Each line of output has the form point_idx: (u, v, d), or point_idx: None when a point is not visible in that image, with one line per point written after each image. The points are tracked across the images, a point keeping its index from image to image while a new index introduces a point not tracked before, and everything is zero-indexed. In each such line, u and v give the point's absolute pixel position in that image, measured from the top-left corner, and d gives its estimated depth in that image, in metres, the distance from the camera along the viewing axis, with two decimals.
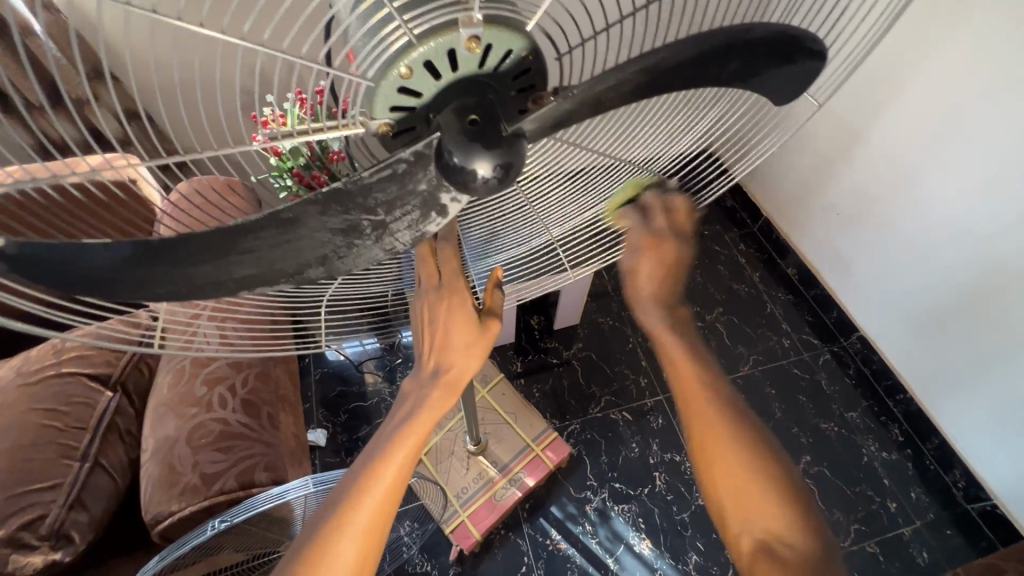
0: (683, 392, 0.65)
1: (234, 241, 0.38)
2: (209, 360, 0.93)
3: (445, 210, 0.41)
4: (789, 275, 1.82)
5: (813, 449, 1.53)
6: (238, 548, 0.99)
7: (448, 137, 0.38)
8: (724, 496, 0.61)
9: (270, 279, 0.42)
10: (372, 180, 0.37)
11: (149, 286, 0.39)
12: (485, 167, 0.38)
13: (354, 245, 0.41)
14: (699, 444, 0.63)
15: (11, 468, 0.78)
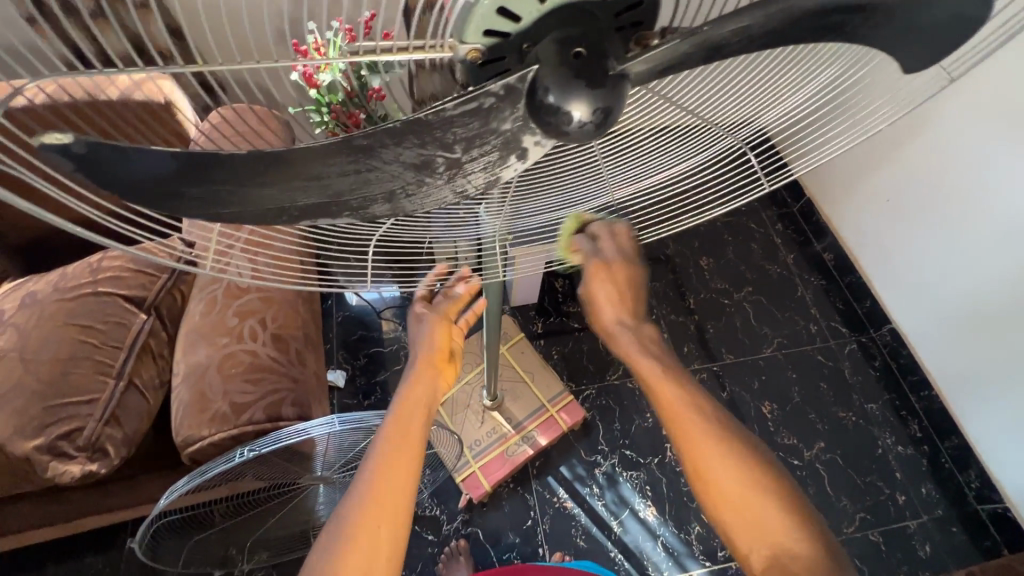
0: (663, 410, 0.60)
1: (298, 167, 0.39)
2: (241, 293, 0.92)
3: (523, 153, 0.43)
4: (825, 260, 1.76)
5: (827, 436, 1.53)
6: (260, 477, 1.02)
7: (545, 74, 0.38)
8: (725, 514, 0.55)
9: (330, 211, 0.43)
10: (455, 113, 0.37)
11: (221, 204, 0.40)
12: (581, 110, 0.39)
13: (424, 183, 0.42)
14: (687, 462, 0.58)
15: (50, 380, 0.80)
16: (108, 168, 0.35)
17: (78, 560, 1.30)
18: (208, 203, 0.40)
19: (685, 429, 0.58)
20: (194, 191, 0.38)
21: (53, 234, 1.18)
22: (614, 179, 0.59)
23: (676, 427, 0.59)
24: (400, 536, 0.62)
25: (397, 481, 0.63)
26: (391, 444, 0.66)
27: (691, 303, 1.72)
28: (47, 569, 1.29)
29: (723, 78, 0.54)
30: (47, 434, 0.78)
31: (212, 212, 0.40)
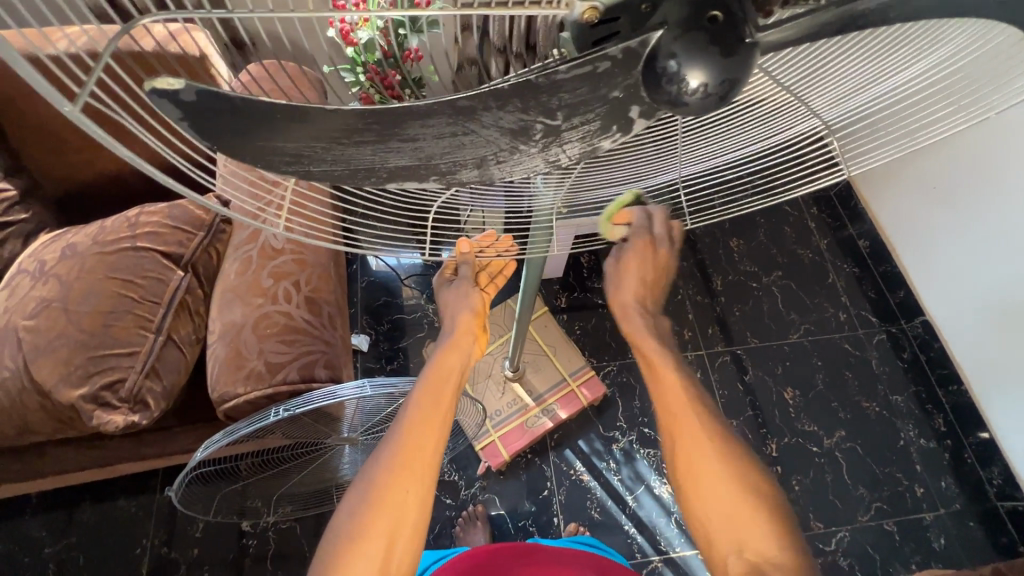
0: (666, 410, 0.69)
1: (398, 127, 0.38)
2: (276, 253, 0.92)
3: (627, 124, 0.42)
4: (860, 247, 1.72)
5: (849, 425, 1.51)
6: (289, 435, 1.04)
7: (671, 39, 0.37)
8: (711, 516, 0.63)
9: (418, 173, 0.42)
10: (567, 77, 0.37)
11: (298, 164, 0.39)
12: (700, 78, 0.38)
13: (517, 149, 0.42)
14: (684, 464, 0.66)
15: (94, 331, 0.82)
16: (179, 125, 0.34)
17: (111, 503, 1.35)
18: (293, 157, 0.39)
19: (686, 426, 0.66)
20: (263, 142, 0.37)
21: (88, 188, 1.19)
22: (690, 157, 0.58)
23: (675, 425, 0.67)
24: (427, 497, 0.64)
25: (428, 440, 0.65)
26: (424, 405, 0.68)
27: (718, 284, 1.70)
28: (82, 510, 1.34)
29: (830, 59, 0.48)
30: (91, 384, 0.80)
31: (304, 168, 0.40)
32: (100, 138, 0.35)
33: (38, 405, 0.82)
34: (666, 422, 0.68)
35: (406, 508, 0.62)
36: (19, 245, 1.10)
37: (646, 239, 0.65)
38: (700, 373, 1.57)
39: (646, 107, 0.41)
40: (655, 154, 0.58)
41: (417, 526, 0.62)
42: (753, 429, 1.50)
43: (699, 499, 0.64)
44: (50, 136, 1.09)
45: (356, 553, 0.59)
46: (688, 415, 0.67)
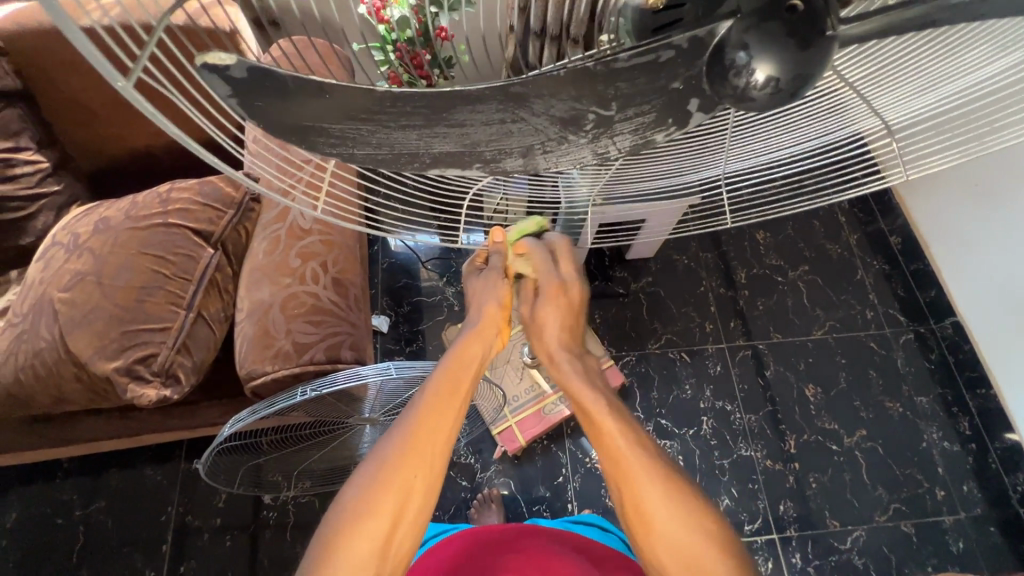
0: (605, 450, 0.67)
1: (446, 112, 0.35)
2: (305, 234, 0.92)
3: (684, 118, 0.39)
4: (890, 244, 1.68)
5: (870, 425, 1.49)
6: (313, 413, 1.05)
7: (743, 30, 0.35)
8: (663, 553, 0.64)
9: (463, 160, 0.40)
10: (626, 66, 0.35)
11: (355, 141, 0.37)
12: (768, 71, 0.35)
13: (565, 139, 0.39)
14: (630, 505, 0.66)
15: (127, 306, 0.83)
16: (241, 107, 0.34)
17: (137, 471, 1.39)
18: (337, 140, 0.37)
19: (626, 467, 0.66)
20: (311, 123, 0.36)
21: (119, 162, 1.20)
22: (736, 154, 0.55)
23: (616, 470, 0.66)
24: (434, 485, 0.65)
25: (440, 431, 0.66)
26: (440, 396, 0.67)
27: (742, 277, 1.67)
28: (111, 476, 1.39)
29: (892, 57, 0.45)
30: (125, 357, 0.81)
31: (347, 150, 0.38)
32: (156, 119, 0.34)
33: (75, 376, 0.84)
34: (609, 465, 0.67)
35: (412, 496, 0.63)
36: (53, 217, 1.11)
37: (555, 284, 0.73)
38: (720, 366, 1.56)
39: (705, 100, 0.38)
40: (700, 147, 0.56)
41: (421, 514, 0.64)
42: (772, 424, 1.49)
43: (647, 534, 0.65)
44: (85, 110, 1.10)
45: (355, 538, 0.61)
46: (632, 454, 0.66)
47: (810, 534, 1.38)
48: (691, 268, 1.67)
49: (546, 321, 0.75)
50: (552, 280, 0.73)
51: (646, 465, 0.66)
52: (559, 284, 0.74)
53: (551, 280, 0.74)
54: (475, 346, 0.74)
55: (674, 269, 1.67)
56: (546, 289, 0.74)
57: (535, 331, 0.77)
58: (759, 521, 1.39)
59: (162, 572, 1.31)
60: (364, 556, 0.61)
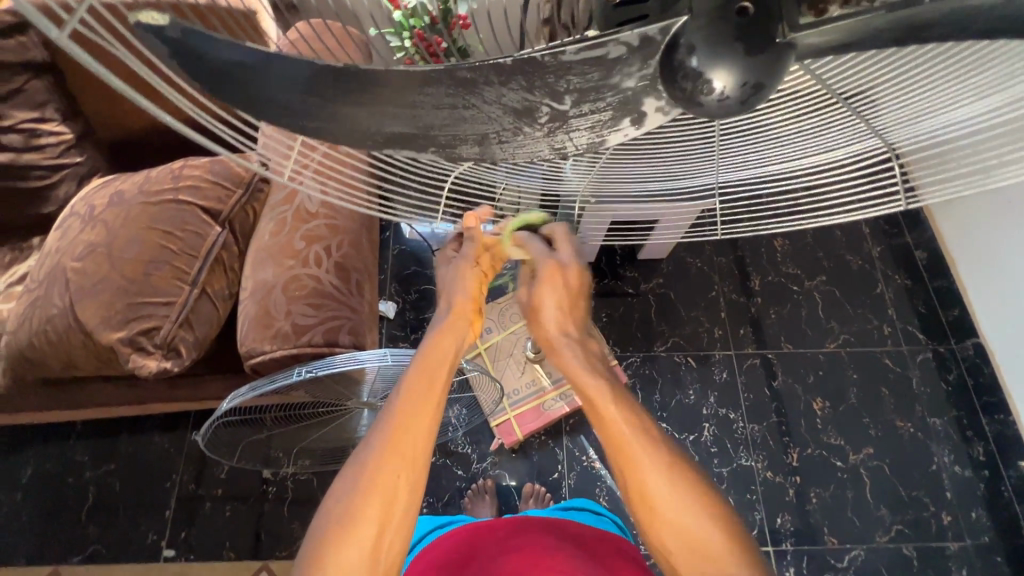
0: (611, 440, 0.62)
1: (398, 93, 0.35)
2: (310, 217, 0.93)
3: (640, 117, 0.39)
4: (914, 258, 1.63)
5: (879, 443, 1.45)
6: (311, 393, 1.07)
7: (693, 33, 0.34)
8: (670, 549, 0.61)
9: (416, 143, 0.39)
10: (573, 59, 0.34)
11: (312, 117, 0.36)
12: (724, 80, 0.34)
13: (520, 131, 0.38)
14: (638, 498, 0.61)
15: (134, 278, 0.85)
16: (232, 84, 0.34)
17: (146, 438, 1.44)
18: (283, 110, 0.36)
19: (631, 461, 0.61)
20: (274, 97, 0.35)
21: (140, 137, 1.23)
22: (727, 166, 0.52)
23: (615, 456, 0.62)
24: (420, 481, 0.62)
25: (422, 428, 0.63)
26: (416, 393, 0.63)
27: (756, 284, 1.63)
28: (121, 441, 1.44)
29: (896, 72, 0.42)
30: (129, 329, 0.83)
31: (297, 127, 0.37)
32: (101, 76, 0.30)
33: (82, 344, 0.86)
34: (613, 453, 0.63)
35: (395, 496, 0.61)
36: (75, 187, 1.15)
37: (552, 265, 0.69)
38: (726, 373, 1.53)
39: (663, 101, 0.38)
40: (695, 154, 0.54)
41: (407, 512, 0.62)
42: (775, 436, 1.46)
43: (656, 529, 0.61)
44: (108, 84, 1.12)
45: (344, 544, 0.59)
46: (628, 439, 0.62)
47: (806, 549, 1.35)
48: (704, 272, 1.64)
49: (546, 307, 0.71)
50: (546, 260, 0.69)
51: (647, 453, 0.61)
52: (557, 265, 0.69)
53: (547, 262, 0.69)
54: (450, 342, 0.69)
55: (686, 271, 1.64)
56: (543, 270, 0.69)
57: (533, 319, 0.73)
58: (755, 533, 1.37)
59: (164, 535, 1.36)
60: (355, 560, 0.59)
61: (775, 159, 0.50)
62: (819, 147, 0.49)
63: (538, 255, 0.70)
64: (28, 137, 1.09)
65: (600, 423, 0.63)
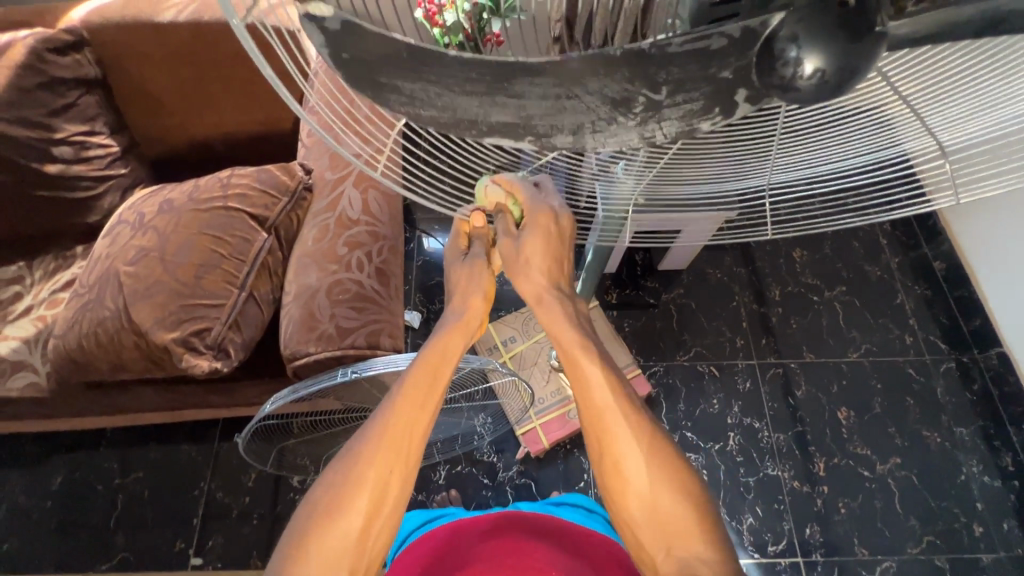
0: (591, 399, 0.59)
1: (507, 81, 0.34)
2: (352, 223, 0.96)
3: (731, 109, 0.37)
4: (934, 269, 1.64)
5: (905, 453, 1.44)
6: (342, 399, 1.09)
7: (791, 24, 0.34)
8: (640, 526, 0.56)
9: (515, 132, 0.37)
10: (679, 48, 0.33)
11: (425, 103, 0.35)
12: (817, 63, 0.34)
13: (614, 122, 0.36)
14: (609, 461, 0.57)
15: (187, 279, 0.88)
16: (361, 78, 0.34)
17: (175, 446, 1.45)
18: (407, 99, 0.35)
19: (609, 420, 0.58)
20: (387, 78, 0.34)
21: (181, 150, 1.27)
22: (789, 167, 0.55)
23: (592, 423, 0.59)
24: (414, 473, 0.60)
25: (417, 422, 0.60)
26: (417, 383, 0.62)
27: (776, 294, 1.65)
28: (150, 449, 1.45)
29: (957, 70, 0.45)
30: (182, 329, 0.86)
31: (414, 110, 0.36)
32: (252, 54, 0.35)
33: (134, 345, 0.89)
34: (590, 423, 0.59)
35: (387, 490, 0.57)
36: (118, 198, 1.19)
37: (545, 212, 0.60)
38: (750, 383, 1.53)
39: (754, 92, 0.36)
40: (748, 154, 0.55)
41: (397, 507, 0.58)
42: (801, 445, 1.46)
43: (623, 505, 0.57)
44: (154, 100, 1.17)
45: (326, 532, 0.55)
46: (610, 408, 0.58)
47: (836, 560, 1.34)
48: (725, 282, 1.66)
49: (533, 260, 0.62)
50: (541, 206, 0.60)
51: (625, 419, 0.58)
52: (549, 212, 0.61)
53: (541, 208, 0.61)
54: (456, 341, 0.68)
55: (707, 282, 1.66)
56: (534, 218, 0.60)
57: (518, 273, 0.62)
58: (783, 543, 1.35)
59: (191, 543, 1.36)
60: (337, 553, 0.55)
61: (833, 157, 0.53)
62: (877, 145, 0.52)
63: (528, 202, 0.61)
64: (77, 150, 1.13)
65: (584, 388, 0.59)
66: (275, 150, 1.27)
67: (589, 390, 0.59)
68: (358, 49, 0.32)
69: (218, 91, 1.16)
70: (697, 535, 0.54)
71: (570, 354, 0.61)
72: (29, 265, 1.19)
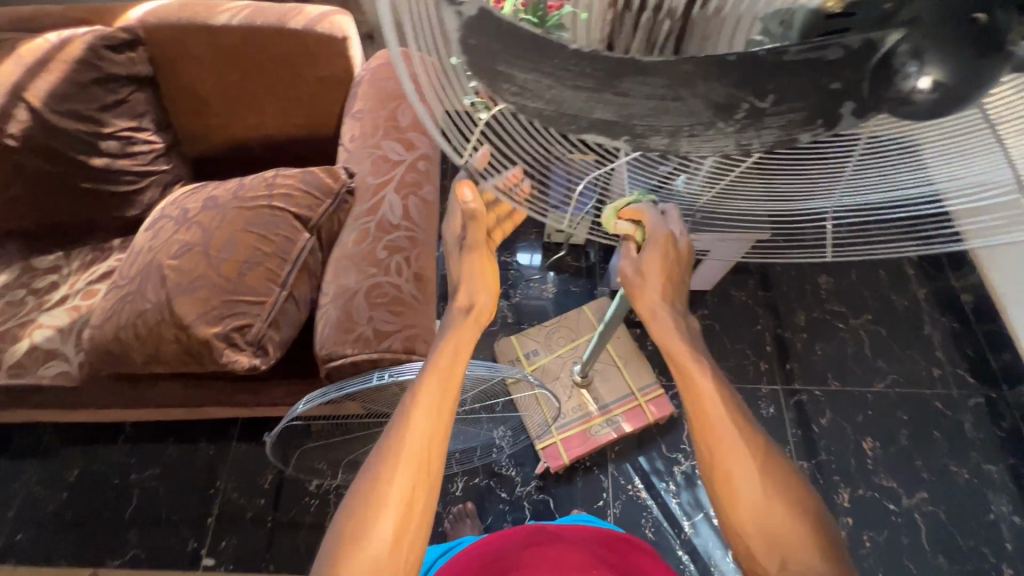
0: (701, 413, 0.62)
1: (616, 78, 0.34)
2: (392, 228, 0.97)
3: (834, 121, 0.37)
4: (961, 301, 1.63)
5: (932, 488, 1.41)
6: (364, 404, 1.07)
7: (915, 38, 0.33)
8: (752, 539, 0.57)
9: (614, 132, 0.37)
10: (796, 58, 0.32)
11: (533, 96, 0.36)
12: (935, 77, 0.34)
13: (714, 127, 0.36)
14: (719, 473, 0.59)
15: (231, 274, 0.89)
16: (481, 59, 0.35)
17: (192, 444, 1.45)
18: (519, 90, 0.36)
19: (721, 435, 0.60)
20: (505, 68, 0.35)
21: (220, 150, 1.29)
22: (838, 195, 0.53)
23: (699, 431, 0.62)
24: (437, 483, 0.59)
25: (436, 427, 0.60)
26: (431, 396, 0.61)
27: (800, 320, 1.63)
28: (167, 445, 1.45)
29: None
30: (224, 324, 0.87)
31: (523, 102, 0.37)
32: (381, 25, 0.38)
33: (174, 337, 0.89)
34: (698, 429, 0.62)
35: (413, 507, 0.57)
36: (158, 194, 1.21)
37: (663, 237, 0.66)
38: (774, 408, 1.51)
39: (862, 105, 0.36)
40: (815, 176, 0.54)
41: (424, 521, 0.57)
42: (824, 474, 1.43)
43: (727, 512, 0.58)
44: (198, 99, 1.20)
45: (357, 550, 0.54)
46: (728, 429, 0.60)
47: None
48: (749, 304, 1.65)
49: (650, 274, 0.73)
50: (663, 232, 0.66)
51: (737, 432, 0.60)
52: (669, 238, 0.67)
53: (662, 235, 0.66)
54: (463, 352, 0.68)
55: (731, 303, 1.66)
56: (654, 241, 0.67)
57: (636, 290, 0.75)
58: None
59: (204, 544, 1.35)
60: (370, 571, 0.54)
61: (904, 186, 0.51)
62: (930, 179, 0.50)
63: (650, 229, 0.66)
64: (124, 144, 1.15)
65: (696, 405, 0.63)
66: (313, 154, 1.28)
67: (703, 400, 0.62)
68: (484, 33, 0.33)
69: (264, 94, 1.18)
70: (808, 545, 0.55)
71: (680, 362, 0.67)
72: (67, 256, 1.21)
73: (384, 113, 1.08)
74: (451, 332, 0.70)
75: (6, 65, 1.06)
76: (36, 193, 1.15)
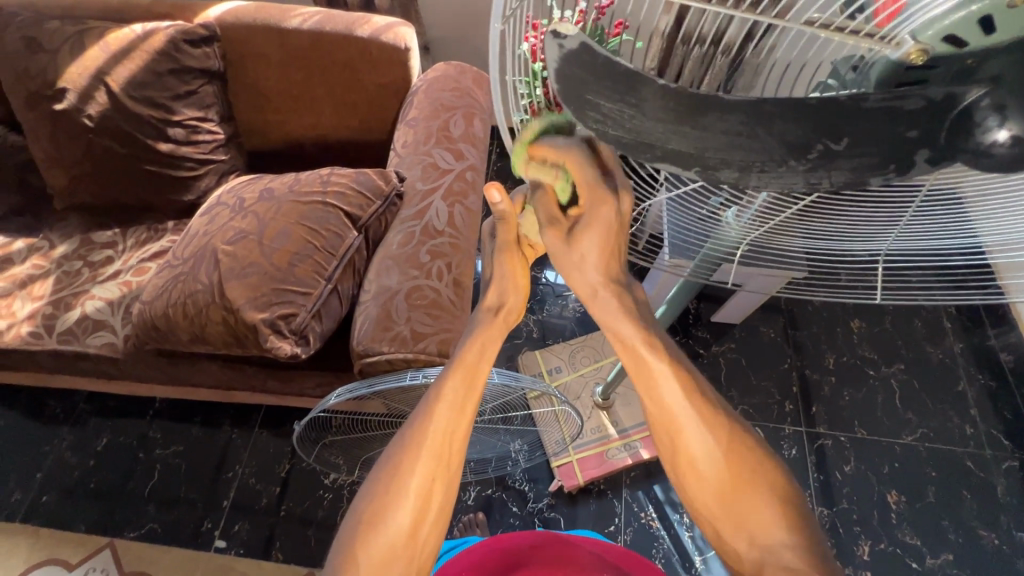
0: (652, 395, 0.53)
1: (698, 113, 0.35)
2: (436, 234, 0.99)
3: (906, 169, 0.37)
4: (1000, 360, 1.59)
5: (958, 551, 1.36)
6: (388, 403, 1.08)
7: (999, 95, 0.34)
8: (718, 517, 0.52)
9: (685, 163, 0.38)
10: (875, 104, 0.34)
11: (613, 122, 0.37)
12: (1015, 129, 0.34)
13: (784, 165, 0.37)
14: (676, 456, 0.52)
15: (282, 263, 0.93)
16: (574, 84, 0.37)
17: (217, 426, 1.49)
18: (602, 118, 0.37)
19: (669, 410, 0.52)
20: (591, 96, 0.37)
21: (275, 146, 1.35)
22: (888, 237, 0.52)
23: (659, 422, 0.53)
24: (455, 480, 0.59)
25: (458, 426, 0.59)
26: (455, 388, 0.60)
27: (829, 363, 1.61)
28: (193, 425, 1.49)
29: None
30: (271, 311, 0.90)
31: (602, 129, 0.38)
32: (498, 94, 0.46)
33: (221, 319, 0.93)
34: (653, 415, 0.53)
35: (430, 498, 0.57)
36: (215, 181, 1.27)
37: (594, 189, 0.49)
38: (796, 450, 1.48)
39: (937, 154, 0.36)
40: (875, 218, 0.52)
41: (441, 513, 0.57)
42: (844, 524, 1.39)
43: (696, 499, 0.52)
44: (260, 96, 1.26)
45: (372, 536, 0.55)
46: (681, 407, 0.52)
47: None
48: (778, 342, 1.64)
49: (584, 240, 0.54)
50: (592, 182, 0.49)
51: (697, 413, 0.52)
52: (605, 194, 0.50)
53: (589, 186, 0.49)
54: (492, 348, 0.63)
55: (760, 339, 1.64)
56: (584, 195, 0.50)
57: (571, 270, 0.56)
58: None
59: (218, 525, 1.37)
60: (385, 553, 0.55)
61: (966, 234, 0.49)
62: (981, 233, 0.49)
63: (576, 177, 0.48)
64: (189, 133, 1.21)
65: (643, 379, 0.53)
66: (363, 156, 1.32)
67: (654, 378, 0.52)
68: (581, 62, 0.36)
69: (322, 97, 1.23)
70: (779, 523, 0.50)
71: (628, 343, 0.55)
72: (123, 233, 1.27)
73: (437, 123, 1.11)
74: (478, 329, 0.64)
75: (92, 51, 1.13)
76: (105, 172, 1.22)
